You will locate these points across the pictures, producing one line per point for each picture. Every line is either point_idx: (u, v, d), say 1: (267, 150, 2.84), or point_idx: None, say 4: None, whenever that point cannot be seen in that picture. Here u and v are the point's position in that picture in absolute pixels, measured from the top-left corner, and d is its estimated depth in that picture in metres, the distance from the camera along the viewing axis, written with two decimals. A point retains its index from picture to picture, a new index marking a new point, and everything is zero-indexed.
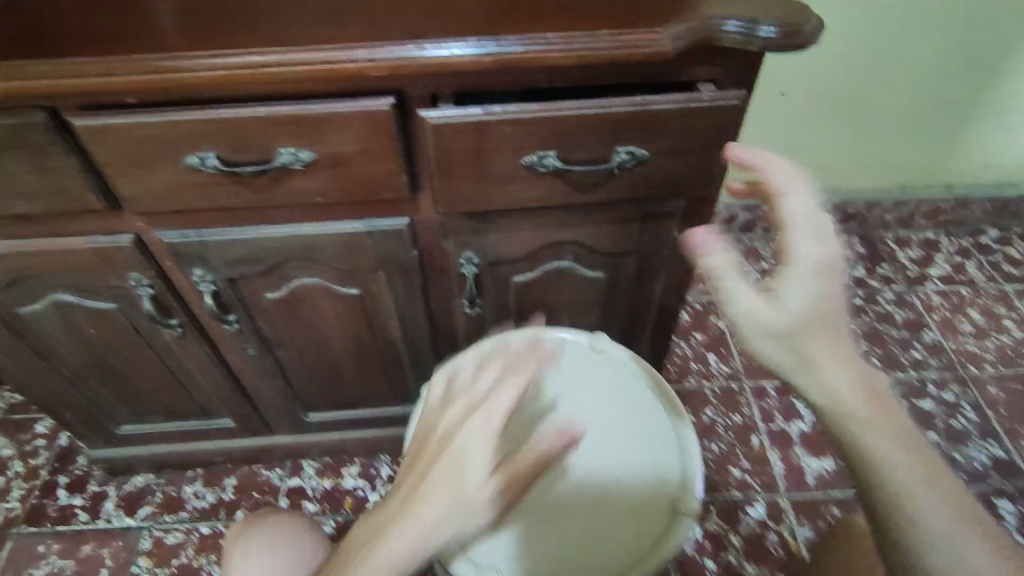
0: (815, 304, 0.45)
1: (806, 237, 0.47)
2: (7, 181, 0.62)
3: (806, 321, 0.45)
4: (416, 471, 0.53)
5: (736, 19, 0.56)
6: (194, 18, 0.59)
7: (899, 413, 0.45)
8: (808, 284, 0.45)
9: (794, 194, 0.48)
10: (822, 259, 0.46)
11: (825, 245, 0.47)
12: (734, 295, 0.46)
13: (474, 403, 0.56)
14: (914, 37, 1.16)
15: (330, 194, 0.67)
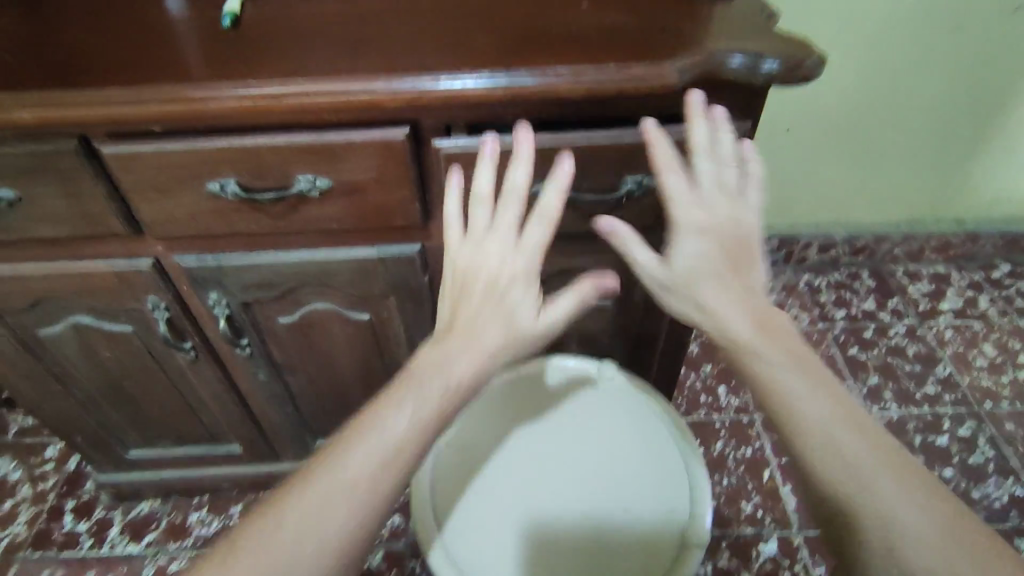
0: (699, 264, 0.53)
1: (688, 205, 0.53)
2: (36, 205, 0.64)
3: (699, 283, 0.52)
4: (450, 344, 0.50)
5: (741, 53, 0.58)
6: (220, 52, 0.61)
7: (856, 411, 0.45)
8: (692, 248, 0.53)
9: (675, 174, 0.54)
10: (703, 226, 0.53)
11: (706, 208, 0.53)
12: (637, 263, 0.55)
13: (501, 253, 0.52)
14: (918, 74, 1.19)
15: (345, 221, 0.68)
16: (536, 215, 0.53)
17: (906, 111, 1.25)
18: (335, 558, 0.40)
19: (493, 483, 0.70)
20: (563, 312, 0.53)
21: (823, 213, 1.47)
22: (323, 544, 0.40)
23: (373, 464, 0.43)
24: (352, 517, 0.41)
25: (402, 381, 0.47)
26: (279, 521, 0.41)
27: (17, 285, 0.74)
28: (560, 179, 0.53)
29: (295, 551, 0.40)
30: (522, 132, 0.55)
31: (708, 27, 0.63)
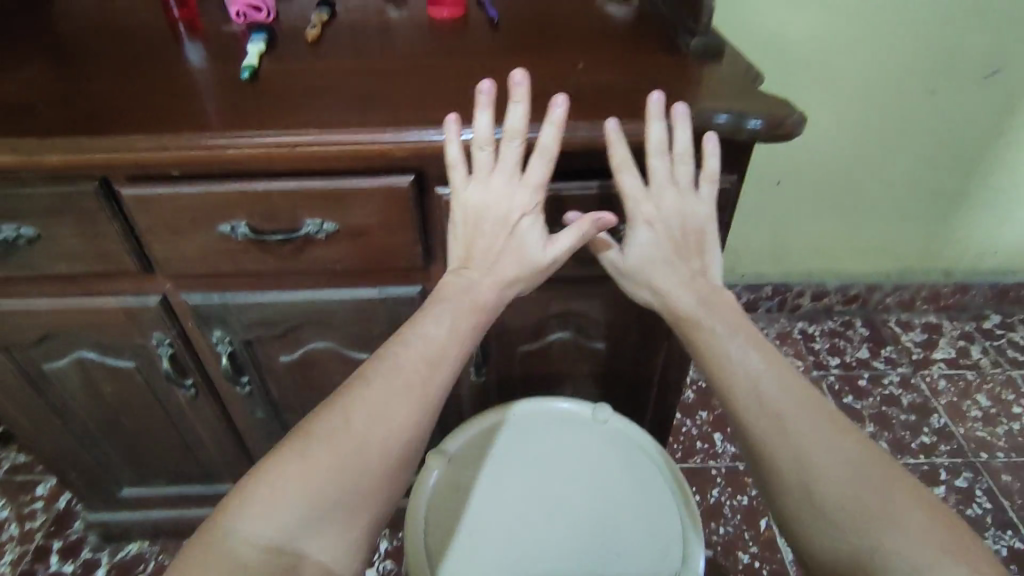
0: (648, 253, 0.64)
1: (639, 201, 0.62)
2: (54, 243, 0.67)
3: (648, 268, 0.64)
4: (476, 271, 0.60)
5: (725, 112, 0.63)
6: (239, 103, 0.65)
7: (792, 386, 0.54)
8: (642, 240, 0.64)
9: (630, 173, 0.62)
10: (655, 218, 0.63)
11: (655, 206, 0.62)
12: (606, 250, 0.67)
13: (508, 192, 0.60)
14: (900, 132, 1.24)
15: (349, 262, 0.71)
16: (537, 154, 0.59)
17: (891, 166, 1.30)
18: (400, 441, 0.49)
19: (487, 525, 0.70)
20: (566, 242, 0.60)
21: (815, 262, 1.50)
22: (389, 429, 0.48)
23: (422, 366, 0.52)
24: (411, 405, 0.50)
25: (437, 303, 0.57)
26: (346, 414, 0.48)
27: (27, 319, 0.76)
28: (555, 120, 0.59)
29: (365, 435, 0.48)
30: (519, 78, 0.57)
31: (696, 87, 0.67)
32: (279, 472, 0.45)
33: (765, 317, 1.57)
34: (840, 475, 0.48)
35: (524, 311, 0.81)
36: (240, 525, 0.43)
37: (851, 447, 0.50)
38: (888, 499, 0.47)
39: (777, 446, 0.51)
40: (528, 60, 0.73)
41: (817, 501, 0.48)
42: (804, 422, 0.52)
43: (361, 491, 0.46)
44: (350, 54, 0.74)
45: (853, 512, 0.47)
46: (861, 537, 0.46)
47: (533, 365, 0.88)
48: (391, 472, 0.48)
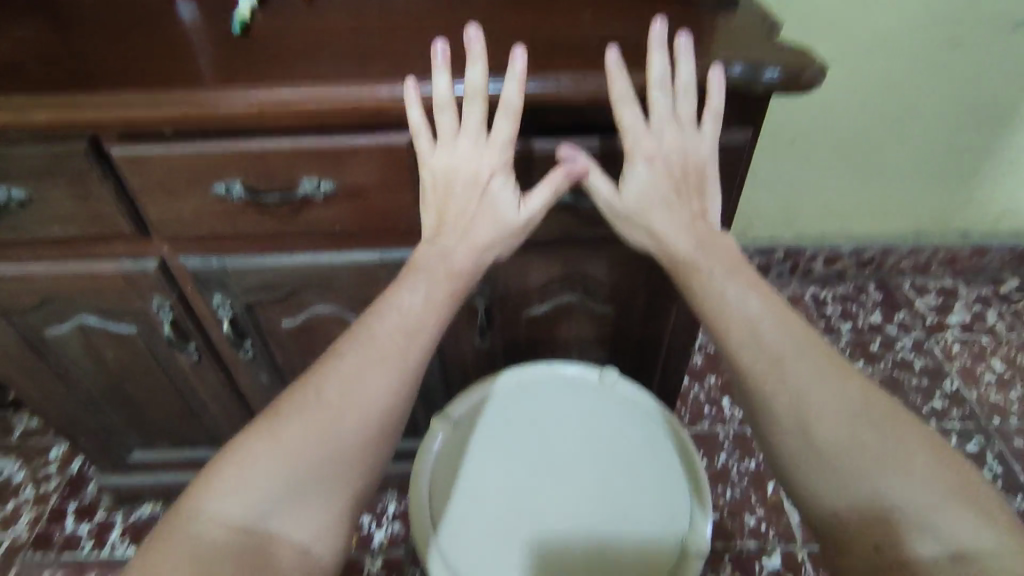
0: (645, 191, 0.61)
1: (637, 136, 0.59)
2: (47, 206, 0.65)
3: (645, 208, 0.61)
4: (451, 237, 0.59)
5: (742, 62, 0.59)
6: (230, 57, 0.63)
7: (796, 331, 0.52)
8: (639, 177, 0.61)
9: (630, 106, 0.58)
10: (653, 154, 0.59)
11: (655, 141, 0.59)
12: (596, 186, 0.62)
13: (475, 154, 0.58)
14: (923, 88, 1.19)
15: (349, 224, 0.69)
16: (501, 111, 0.57)
17: (912, 124, 1.25)
18: (378, 413, 0.48)
19: (491, 490, 0.70)
20: (538, 203, 0.61)
21: (829, 225, 1.46)
22: (365, 401, 0.47)
23: (399, 338, 0.51)
24: (387, 378, 0.49)
25: (412, 272, 0.57)
26: (320, 388, 0.47)
27: (26, 284, 0.75)
28: (517, 71, 0.56)
29: (339, 409, 0.46)
30: (473, 32, 0.56)
31: (711, 38, 0.64)
32: (250, 449, 0.44)
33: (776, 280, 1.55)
34: (844, 423, 0.47)
35: (530, 274, 0.79)
36: (208, 504, 0.41)
37: (855, 396, 0.48)
38: (895, 446, 0.45)
39: (778, 398, 0.50)
40: (533, 12, 0.69)
41: (820, 453, 0.47)
42: (805, 370, 0.50)
43: (336, 466, 0.46)
44: (346, 7, 0.71)
45: (858, 459, 0.45)
46: (866, 483, 0.44)
47: (539, 329, 0.87)
48: (369, 446, 0.47)
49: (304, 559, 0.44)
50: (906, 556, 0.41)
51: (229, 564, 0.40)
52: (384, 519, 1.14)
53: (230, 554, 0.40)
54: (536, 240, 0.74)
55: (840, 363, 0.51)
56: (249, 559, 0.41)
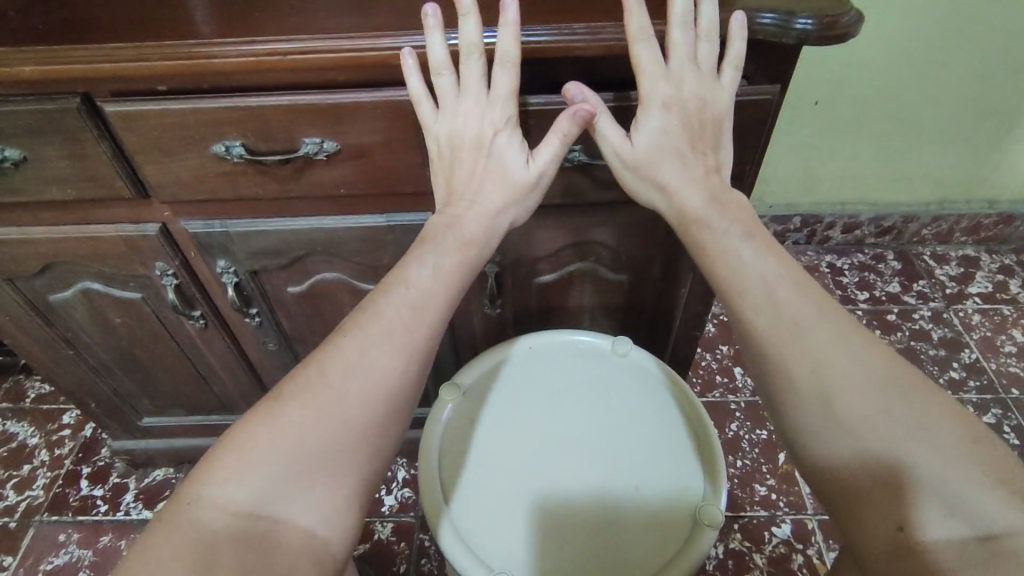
0: (658, 140, 0.57)
1: (654, 79, 0.55)
2: (42, 167, 0.63)
3: (656, 160, 0.58)
4: (465, 204, 0.57)
5: (772, 10, 0.55)
6: (225, 7, 0.59)
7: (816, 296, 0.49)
8: (652, 125, 0.57)
9: (648, 43, 0.54)
10: (667, 98, 0.56)
11: (673, 85, 0.55)
12: (605, 134, 0.58)
13: (478, 114, 0.56)
14: (955, 45, 1.13)
15: (353, 186, 0.66)
16: (499, 65, 0.54)
17: (940, 84, 1.20)
18: (384, 392, 0.46)
19: (499, 457, 0.69)
20: (548, 157, 0.57)
21: (849, 192, 1.42)
22: (368, 380, 0.45)
23: (407, 313, 0.49)
24: (394, 357, 0.47)
25: (421, 245, 0.54)
26: (322, 369, 0.45)
27: (28, 248, 0.73)
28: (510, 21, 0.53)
29: (341, 388, 0.45)
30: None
31: None
32: (249, 433, 0.42)
33: (792, 249, 1.51)
34: (861, 392, 0.44)
35: (541, 241, 0.76)
36: (209, 490, 0.40)
37: (875, 364, 0.45)
38: (918, 415, 0.42)
39: (791, 367, 0.47)
40: None
41: (836, 424, 0.44)
42: (820, 337, 0.47)
43: (342, 449, 0.43)
44: None
45: (875, 430, 0.42)
46: (883, 455, 0.41)
47: (549, 297, 0.85)
48: (377, 427, 0.45)
49: (313, 549, 0.42)
50: (921, 539, 0.39)
51: (231, 550, 0.39)
52: (393, 486, 1.15)
53: (231, 542, 0.39)
54: (548, 204, 0.71)
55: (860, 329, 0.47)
56: (251, 546, 0.39)
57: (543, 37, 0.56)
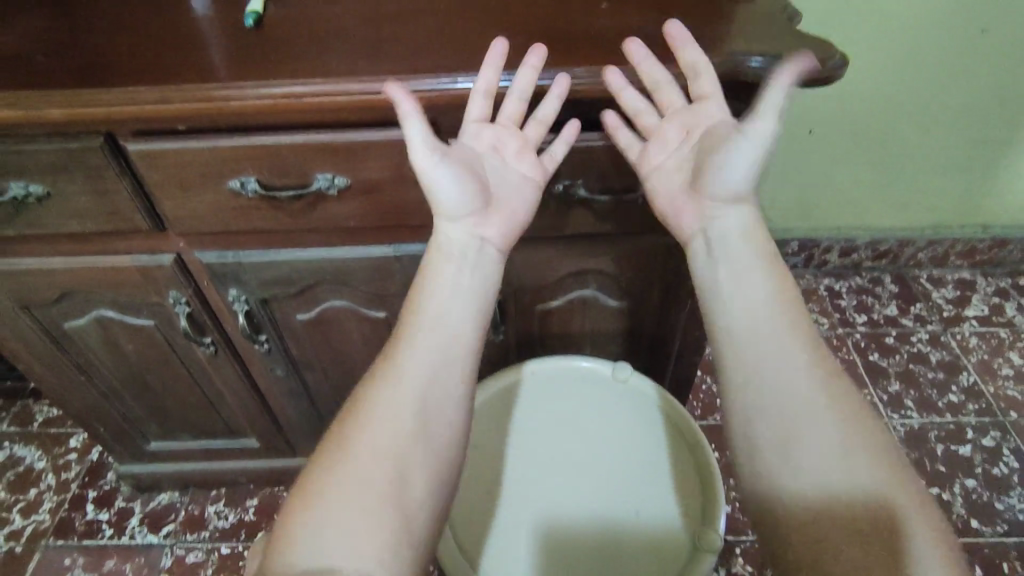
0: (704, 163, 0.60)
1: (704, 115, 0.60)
2: (64, 202, 0.66)
3: (717, 189, 0.59)
4: (451, 236, 0.61)
5: (759, 55, 0.58)
6: (242, 51, 0.63)
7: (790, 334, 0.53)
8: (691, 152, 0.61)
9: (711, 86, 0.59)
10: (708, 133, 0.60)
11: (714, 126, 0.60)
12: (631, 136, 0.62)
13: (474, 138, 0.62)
14: (944, 77, 1.17)
15: (361, 219, 0.69)
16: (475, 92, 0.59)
17: (931, 113, 1.23)
18: (407, 431, 0.50)
19: (503, 481, 0.71)
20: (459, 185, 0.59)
21: (845, 217, 1.44)
22: (394, 427, 0.50)
23: (419, 365, 0.54)
24: (413, 395, 0.52)
25: (430, 285, 0.58)
26: (359, 425, 0.50)
27: (45, 278, 0.76)
28: (498, 57, 0.58)
29: (372, 441, 0.49)
30: (395, 89, 0.56)
31: (729, 29, 0.63)
32: (305, 502, 0.46)
33: (791, 272, 1.54)
34: (834, 441, 0.48)
35: (543, 269, 0.79)
36: (282, 556, 0.43)
37: (846, 418, 0.49)
38: (887, 465, 0.47)
39: (760, 415, 0.51)
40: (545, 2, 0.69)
41: (808, 472, 0.47)
42: (791, 386, 0.51)
43: (387, 485, 0.47)
44: None
45: (856, 479, 0.46)
46: (867, 505, 0.45)
47: (551, 323, 0.87)
48: (410, 460, 0.49)
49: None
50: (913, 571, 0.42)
51: None
52: None
53: None
54: (550, 234, 0.74)
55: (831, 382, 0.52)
56: None
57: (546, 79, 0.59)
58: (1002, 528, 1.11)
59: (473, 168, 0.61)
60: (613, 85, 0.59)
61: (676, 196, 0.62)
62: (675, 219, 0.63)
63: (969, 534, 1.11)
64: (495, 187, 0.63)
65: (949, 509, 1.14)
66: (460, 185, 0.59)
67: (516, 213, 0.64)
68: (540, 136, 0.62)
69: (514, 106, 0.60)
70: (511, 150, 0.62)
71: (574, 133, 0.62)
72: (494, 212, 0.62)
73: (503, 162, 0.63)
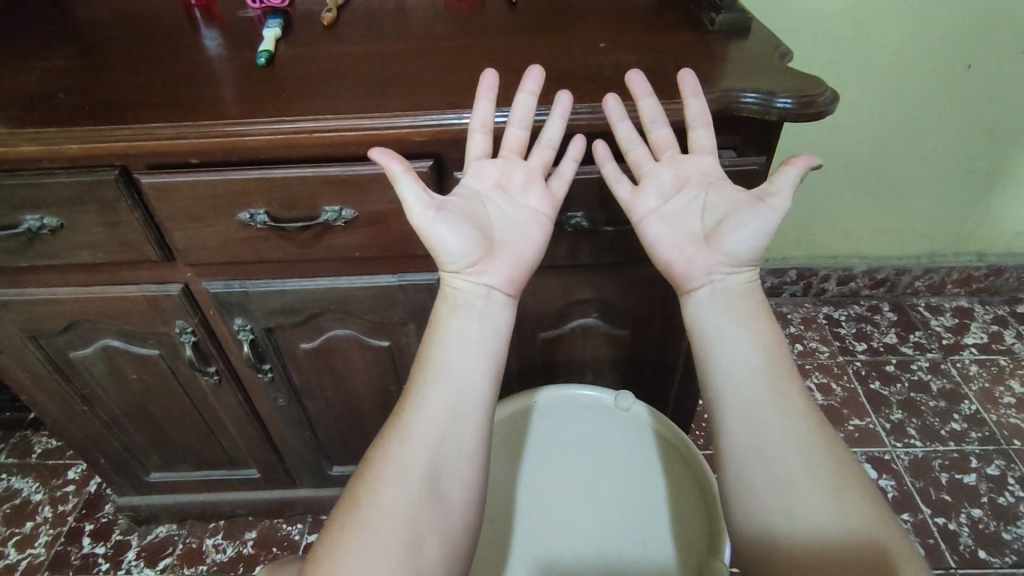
0: (712, 216, 0.58)
1: (696, 165, 0.60)
2: (76, 234, 0.67)
3: (721, 240, 0.57)
4: (459, 288, 0.57)
5: (754, 91, 0.61)
6: (255, 88, 0.65)
7: (787, 371, 0.53)
8: (691, 199, 0.60)
9: (703, 136, 0.60)
10: (700, 184, 0.60)
11: (705, 177, 0.60)
12: (620, 180, 0.61)
13: (475, 182, 0.60)
14: (933, 109, 1.20)
15: (367, 249, 0.71)
16: (474, 128, 0.59)
17: (922, 145, 1.26)
18: (416, 488, 0.48)
19: (505, 509, 0.71)
20: (457, 229, 0.56)
21: (841, 246, 1.47)
22: (402, 484, 0.48)
23: (426, 417, 0.51)
24: (422, 458, 0.49)
25: (438, 333, 0.56)
26: (368, 483, 0.49)
27: (54, 308, 0.77)
28: (488, 88, 0.59)
29: (379, 500, 0.47)
30: (379, 153, 0.55)
31: (723, 67, 0.66)
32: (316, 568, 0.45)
33: (789, 300, 1.55)
34: (822, 494, 0.47)
35: (545, 298, 0.80)
36: None
37: (831, 462, 0.49)
38: (875, 517, 0.46)
39: (745, 461, 0.50)
40: (546, 42, 0.72)
41: (795, 521, 0.46)
42: (778, 431, 0.50)
43: (397, 545, 0.45)
44: (368, 38, 0.74)
45: (843, 531, 0.45)
46: (854, 557, 0.44)
47: (553, 351, 0.88)
48: (422, 531, 0.47)
49: None
50: None
51: None
52: None
53: None
54: (552, 264, 0.75)
55: (822, 431, 0.50)
56: None
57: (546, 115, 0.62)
58: (1011, 559, 1.10)
59: (473, 216, 0.58)
60: (611, 110, 0.60)
61: (682, 244, 0.59)
62: (681, 267, 0.58)
63: (977, 565, 1.09)
64: (501, 230, 0.59)
65: (956, 539, 1.13)
66: (460, 235, 0.56)
67: (526, 255, 0.59)
68: (547, 162, 0.61)
69: (516, 135, 0.60)
70: (516, 183, 0.60)
71: (580, 149, 0.62)
72: (500, 256, 0.58)
73: (510, 199, 0.60)
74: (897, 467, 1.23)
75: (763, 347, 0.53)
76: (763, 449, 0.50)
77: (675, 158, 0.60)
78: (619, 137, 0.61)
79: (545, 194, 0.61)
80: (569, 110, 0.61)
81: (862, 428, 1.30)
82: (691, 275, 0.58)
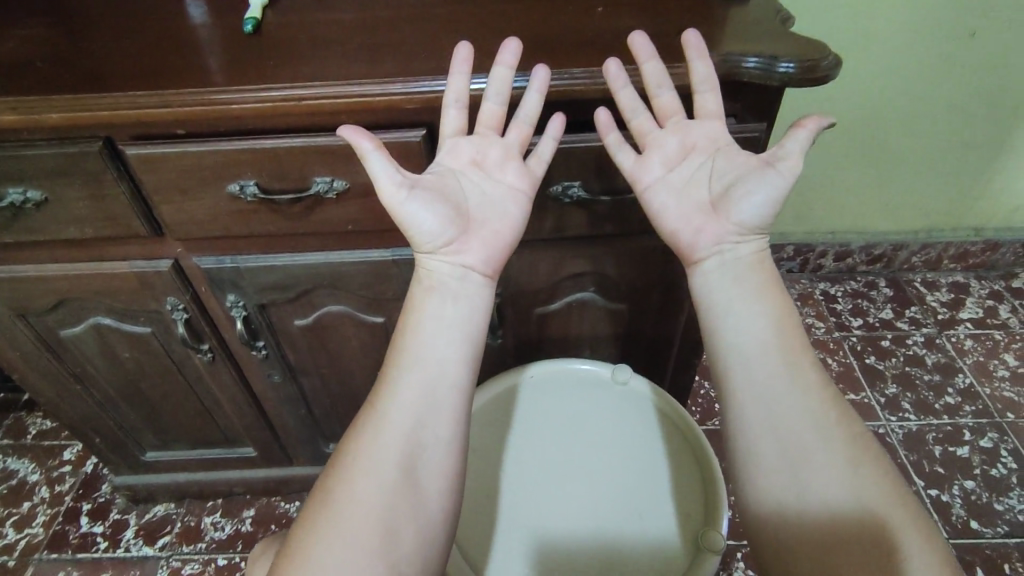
0: (720, 183, 0.57)
1: (702, 132, 0.59)
2: (60, 207, 0.66)
3: (730, 210, 0.56)
4: (434, 269, 0.56)
5: (756, 56, 0.60)
6: (242, 55, 0.63)
7: (793, 343, 0.52)
8: (699, 166, 0.58)
9: (709, 102, 0.59)
10: (706, 151, 0.58)
11: (711, 144, 0.58)
12: (621, 150, 0.60)
13: (447, 160, 0.58)
14: (933, 81, 1.18)
15: (360, 222, 0.69)
16: (448, 103, 0.58)
17: (922, 117, 1.24)
18: (400, 472, 0.48)
19: (502, 481, 0.71)
20: (430, 208, 0.55)
21: (838, 222, 1.46)
22: (382, 469, 0.48)
23: (409, 401, 0.51)
24: (401, 442, 0.49)
25: (416, 315, 0.55)
26: (349, 470, 0.48)
27: (42, 286, 0.75)
28: (463, 61, 0.57)
29: (363, 485, 0.47)
30: (347, 131, 0.53)
31: (723, 31, 0.64)
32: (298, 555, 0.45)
33: (786, 276, 1.54)
34: (829, 469, 0.47)
35: (541, 273, 0.79)
36: None
37: (838, 435, 0.48)
38: (893, 492, 0.46)
39: (750, 441, 0.50)
40: (541, 7, 0.70)
41: (806, 494, 0.47)
42: (791, 405, 0.50)
43: (376, 531, 0.45)
44: (358, 4, 0.71)
45: (850, 506, 0.45)
46: (868, 533, 0.44)
47: (550, 326, 0.87)
48: (408, 512, 0.47)
49: None
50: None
51: None
52: None
53: None
54: (548, 237, 0.74)
55: (839, 405, 0.50)
56: None
57: (525, 84, 0.60)
58: (1002, 529, 1.11)
59: (448, 194, 0.57)
60: (612, 76, 0.59)
61: (689, 213, 0.58)
62: (689, 238, 0.57)
63: (969, 535, 1.11)
64: (477, 208, 0.58)
65: (949, 511, 1.14)
66: (435, 213, 0.55)
67: (504, 233, 0.58)
68: (525, 138, 0.60)
69: (491, 111, 0.59)
70: (493, 160, 0.59)
71: (560, 127, 0.61)
72: (476, 235, 0.57)
73: (487, 176, 0.59)
74: (892, 441, 1.24)
75: (775, 321, 0.53)
76: (764, 428, 0.49)
77: (679, 124, 0.59)
78: (621, 104, 0.59)
79: (522, 172, 0.60)
80: (546, 83, 0.59)
81: (857, 402, 1.30)
82: (699, 246, 0.57)
